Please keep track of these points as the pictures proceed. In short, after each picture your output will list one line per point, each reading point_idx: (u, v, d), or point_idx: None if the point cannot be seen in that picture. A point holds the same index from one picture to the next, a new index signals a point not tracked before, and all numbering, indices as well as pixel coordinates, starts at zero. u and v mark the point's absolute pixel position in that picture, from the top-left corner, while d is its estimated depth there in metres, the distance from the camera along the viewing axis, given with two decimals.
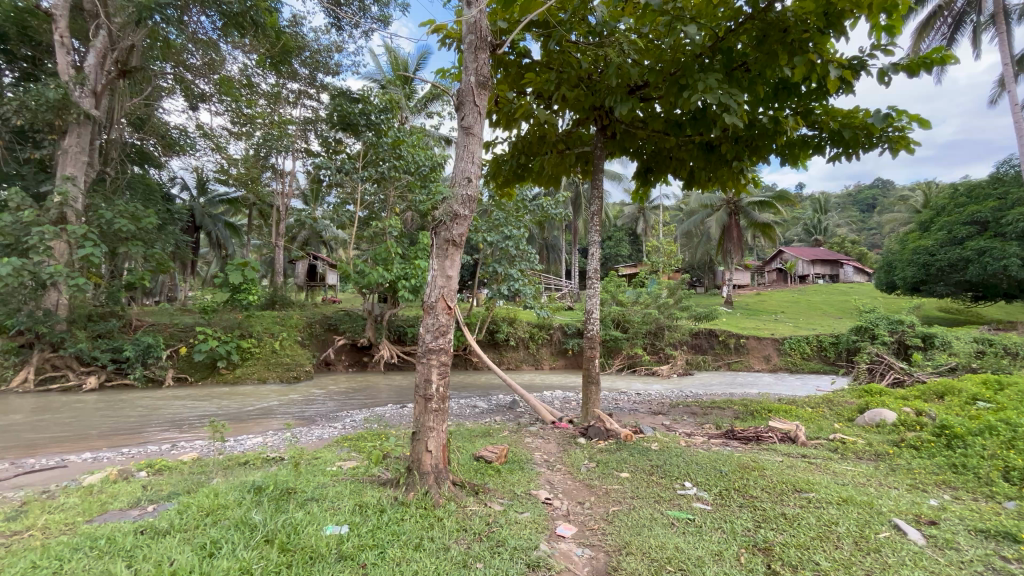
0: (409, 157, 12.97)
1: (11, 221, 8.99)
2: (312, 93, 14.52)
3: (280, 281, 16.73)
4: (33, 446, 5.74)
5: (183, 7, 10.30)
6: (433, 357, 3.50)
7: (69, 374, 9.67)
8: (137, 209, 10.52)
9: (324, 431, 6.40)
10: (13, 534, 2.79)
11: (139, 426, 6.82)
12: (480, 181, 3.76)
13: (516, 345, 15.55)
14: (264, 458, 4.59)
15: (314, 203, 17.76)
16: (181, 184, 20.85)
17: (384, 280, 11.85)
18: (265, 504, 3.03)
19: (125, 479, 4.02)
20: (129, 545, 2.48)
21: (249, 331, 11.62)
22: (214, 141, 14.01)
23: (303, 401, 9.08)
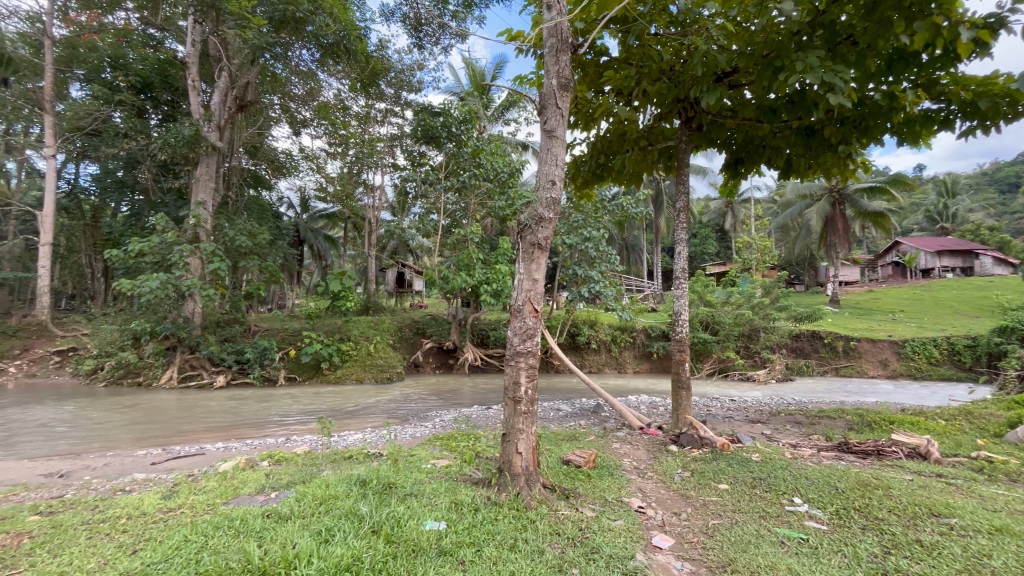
0: (488, 164, 13.33)
1: (159, 242, 10.56)
2: (398, 111, 15.48)
3: (373, 288, 17.92)
4: (180, 435, 6.66)
5: (288, 43, 11.29)
6: (521, 360, 3.55)
7: (204, 373, 11.10)
8: (253, 227, 11.86)
9: (416, 429, 6.72)
10: (168, 510, 3.26)
11: (259, 421, 7.64)
12: (563, 183, 3.76)
13: (598, 348, 15.25)
14: (365, 454, 4.93)
15: (401, 214, 18.89)
16: (288, 203, 23.18)
17: (467, 285, 12.26)
18: (370, 496, 3.26)
19: (251, 467, 4.53)
20: (258, 527, 2.79)
21: (348, 336, 12.59)
22: (314, 162, 15.39)
23: (395, 401, 9.64)
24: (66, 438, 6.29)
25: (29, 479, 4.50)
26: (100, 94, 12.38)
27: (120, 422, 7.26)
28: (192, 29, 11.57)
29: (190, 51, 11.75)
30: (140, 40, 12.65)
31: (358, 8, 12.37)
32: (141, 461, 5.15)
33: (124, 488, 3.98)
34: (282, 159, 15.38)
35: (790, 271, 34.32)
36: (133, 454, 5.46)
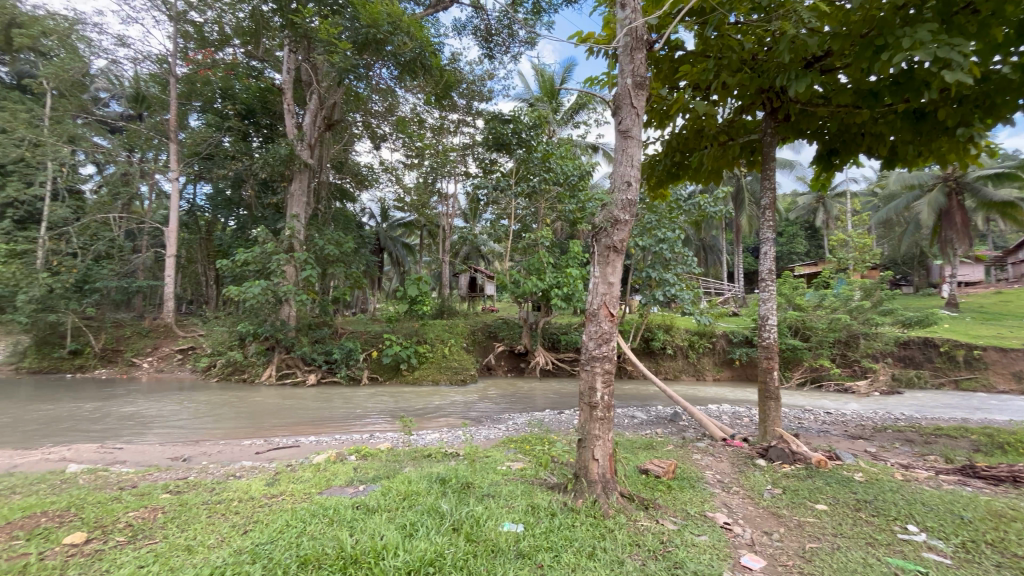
0: (558, 168, 13.26)
1: (261, 252, 11.67)
2: (470, 121, 16.01)
3: (447, 292, 18.52)
4: (278, 428, 7.29)
5: (369, 64, 12.11)
6: (596, 365, 3.50)
7: (298, 372, 12.11)
8: (339, 237, 12.74)
9: (490, 431, 6.83)
10: (272, 496, 3.59)
11: (346, 418, 8.16)
12: (639, 183, 3.67)
13: (675, 354, 14.63)
14: (443, 453, 5.10)
15: (473, 220, 19.42)
16: (370, 213, 24.66)
17: (538, 289, 12.29)
18: (450, 495, 3.36)
19: (341, 461, 4.85)
20: (349, 517, 2.98)
21: (424, 338, 13.12)
22: (393, 174, 16.27)
23: (469, 403, 9.89)
24: (188, 428, 7.13)
25: (160, 461, 5.15)
26: (213, 122, 14.01)
27: (230, 415, 8.08)
28: (287, 58, 12.76)
29: (285, 78, 12.93)
30: (245, 72, 14.05)
31: (431, 24, 12.92)
32: (248, 450, 5.70)
33: (234, 474, 4.42)
34: (364, 172, 16.42)
35: (896, 271, 30.81)
36: (241, 443, 6.05)
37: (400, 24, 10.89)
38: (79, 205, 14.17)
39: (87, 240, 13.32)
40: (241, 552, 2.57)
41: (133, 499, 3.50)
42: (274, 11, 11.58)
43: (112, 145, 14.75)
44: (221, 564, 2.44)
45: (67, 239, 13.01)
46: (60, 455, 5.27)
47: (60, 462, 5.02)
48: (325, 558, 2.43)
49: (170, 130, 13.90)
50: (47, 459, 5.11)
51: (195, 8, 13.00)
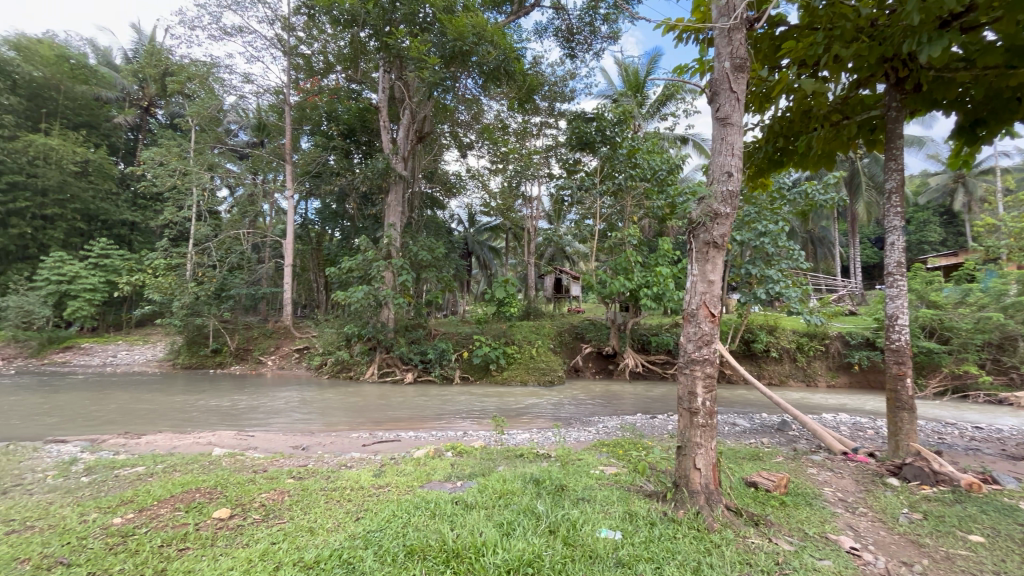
0: (645, 163, 12.77)
1: (363, 259, 12.65)
2: (553, 122, 16.10)
3: (532, 294, 18.70)
4: (381, 423, 7.85)
5: (455, 76, 12.67)
6: (696, 369, 3.31)
7: (397, 371, 12.93)
8: (431, 243, 13.41)
9: (580, 434, 6.78)
10: (380, 487, 3.86)
11: (441, 416, 8.54)
12: (741, 173, 3.42)
13: (780, 357, 13.42)
14: (535, 453, 5.14)
15: (558, 221, 19.41)
16: (458, 219, 25.67)
17: (626, 289, 11.96)
18: (545, 496, 3.37)
19: (439, 457, 5.10)
20: (450, 512, 3.12)
21: (513, 340, 13.35)
22: (479, 179, 16.81)
23: (558, 404, 9.89)
24: (306, 420, 7.91)
25: (284, 449, 5.77)
26: (320, 143, 15.56)
27: (340, 410, 8.85)
28: (382, 78, 13.71)
29: (381, 97, 13.92)
30: (346, 94, 15.31)
31: (514, 31, 13.17)
32: (357, 443, 6.19)
33: (345, 464, 4.82)
34: (453, 180, 17.15)
35: None
36: (350, 436, 6.59)
37: (484, 34, 11.14)
38: (217, 223, 16.38)
39: (223, 254, 15.34)
40: (355, 537, 2.80)
41: (264, 481, 3.96)
42: (370, 35, 12.44)
43: (241, 170, 16.87)
44: (338, 547, 2.67)
45: (208, 253, 15.07)
46: (207, 439, 6.12)
47: (207, 446, 5.81)
48: (430, 550, 2.57)
49: (286, 153, 15.59)
50: (197, 443, 5.96)
51: (304, 42, 14.50)
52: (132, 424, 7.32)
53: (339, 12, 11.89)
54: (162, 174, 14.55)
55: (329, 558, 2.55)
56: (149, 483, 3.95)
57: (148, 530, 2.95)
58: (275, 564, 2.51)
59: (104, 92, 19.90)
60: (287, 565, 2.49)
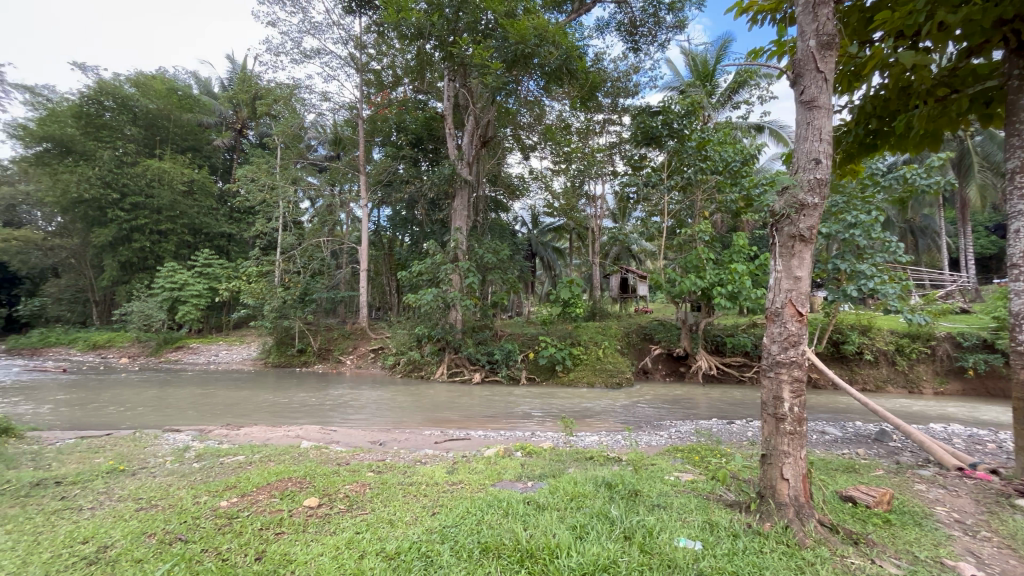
0: (716, 155, 12.20)
1: (431, 263, 13.12)
2: (616, 118, 15.83)
3: (598, 294, 18.39)
4: (452, 421, 8.07)
5: (518, 80, 12.80)
6: (782, 372, 3.09)
7: (465, 371, 13.27)
8: (496, 245, 13.62)
9: (652, 438, 6.56)
10: (453, 483, 3.97)
11: (508, 416, 8.64)
12: (831, 160, 3.16)
13: (876, 361, 12.20)
14: (606, 456, 5.04)
15: (623, 220, 18.98)
16: (522, 221, 25.87)
17: (697, 288, 11.43)
18: (619, 501, 3.30)
19: (509, 456, 5.16)
20: (522, 512, 3.14)
21: (578, 340, 13.23)
22: (542, 181, 16.86)
23: (627, 407, 9.64)
24: (382, 417, 8.33)
25: (364, 444, 6.12)
26: (391, 154, 16.36)
27: (413, 408, 9.22)
28: (447, 87, 14.12)
29: (446, 105, 14.34)
30: (414, 105, 15.98)
31: (575, 29, 13.06)
32: (430, 440, 6.42)
33: (420, 460, 5.02)
34: (516, 182, 17.32)
35: None
36: (423, 433, 6.85)
37: (546, 35, 11.11)
38: (300, 233, 17.69)
39: (306, 261, 16.51)
40: (432, 531, 2.91)
41: (347, 474, 4.21)
42: (436, 46, 12.84)
43: (320, 182, 18.08)
44: (416, 540, 2.78)
45: (293, 260, 16.30)
46: (295, 433, 6.61)
47: (295, 439, 6.29)
48: (504, 548, 2.62)
49: (360, 165, 16.53)
50: (288, 435, 6.46)
51: (375, 58, 15.30)
52: (233, 417, 8.08)
53: (406, 28, 12.39)
54: (254, 189, 15.96)
55: (408, 550, 2.67)
56: (249, 470, 4.34)
57: (250, 514, 3.24)
58: (360, 553, 2.66)
59: (205, 118, 22.19)
60: (371, 554, 2.64)
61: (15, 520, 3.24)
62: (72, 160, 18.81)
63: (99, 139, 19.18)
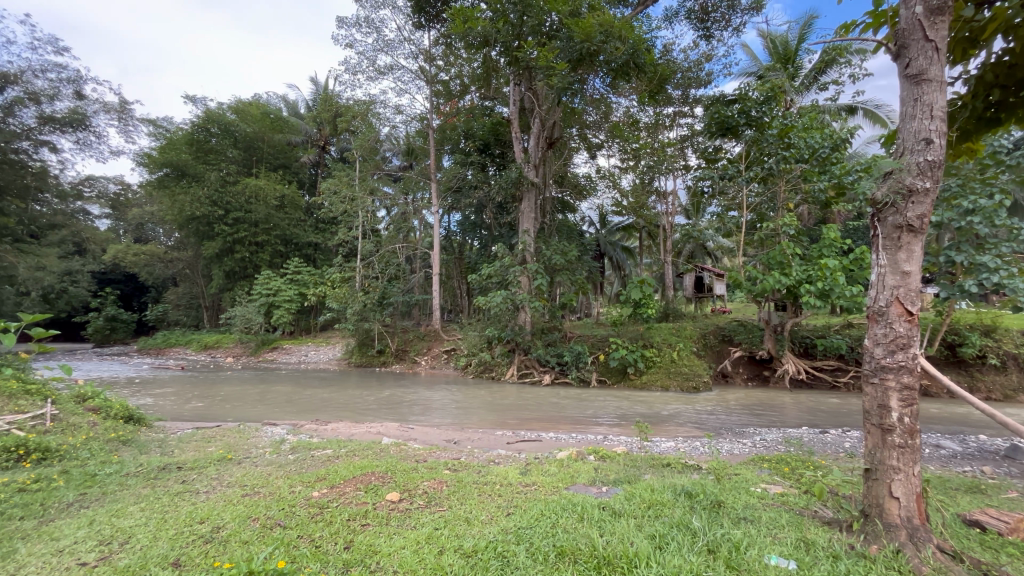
0: (801, 142, 11.39)
1: (500, 265, 13.34)
2: (687, 111, 15.23)
3: (671, 294, 17.67)
4: (523, 422, 8.16)
5: (583, 79, 12.66)
6: (888, 377, 2.79)
7: (535, 372, 13.35)
8: (564, 246, 13.54)
9: (734, 446, 6.19)
10: (527, 485, 3.98)
11: (579, 419, 8.54)
12: (946, 140, 2.82)
13: (1003, 366, 10.67)
14: (684, 464, 4.82)
15: (697, 216, 18.14)
16: (589, 221, 25.51)
17: (782, 286, 10.61)
18: (701, 512, 3.15)
19: (582, 459, 5.09)
20: (598, 517, 3.08)
21: (651, 342, 12.80)
22: (610, 179, 16.54)
23: (706, 412, 9.17)
24: (456, 416, 8.59)
25: (440, 442, 6.33)
26: (460, 160, 16.85)
27: (485, 408, 9.41)
28: (513, 91, 14.24)
29: (512, 110, 14.48)
30: (481, 112, 16.35)
31: (642, 22, 12.69)
32: (502, 440, 6.51)
33: (494, 460, 5.10)
34: (583, 182, 17.13)
35: None
36: (495, 433, 6.96)
37: (612, 30, 10.92)
38: (377, 240, 18.71)
39: (384, 266, 17.41)
40: (507, 532, 2.94)
41: (425, 471, 4.38)
42: (501, 52, 13.00)
43: (395, 192, 18.97)
44: (493, 539, 2.83)
45: (372, 266, 17.28)
46: (377, 429, 6.98)
47: (377, 435, 6.63)
48: (580, 554, 2.59)
49: (431, 173, 17.19)
50: (370, 432, 6.83)
51: (444, 69, 15.90)
52: (322, 413, 8.70)
53: (472, 37, 12.66)
54: (336, 201, 17.15)
55: (485, 549, 2.73)
56: (337, 463, 4.65)
57: (338, 504, 3.47)
58: (439, 548, 2.75)
59: (293, 137, 24.16)
60: (450, 550, 2.72)
61: (147, 499, 3.71)
62: (186, 182, 21.27)
63: (208, 162, 21.57)
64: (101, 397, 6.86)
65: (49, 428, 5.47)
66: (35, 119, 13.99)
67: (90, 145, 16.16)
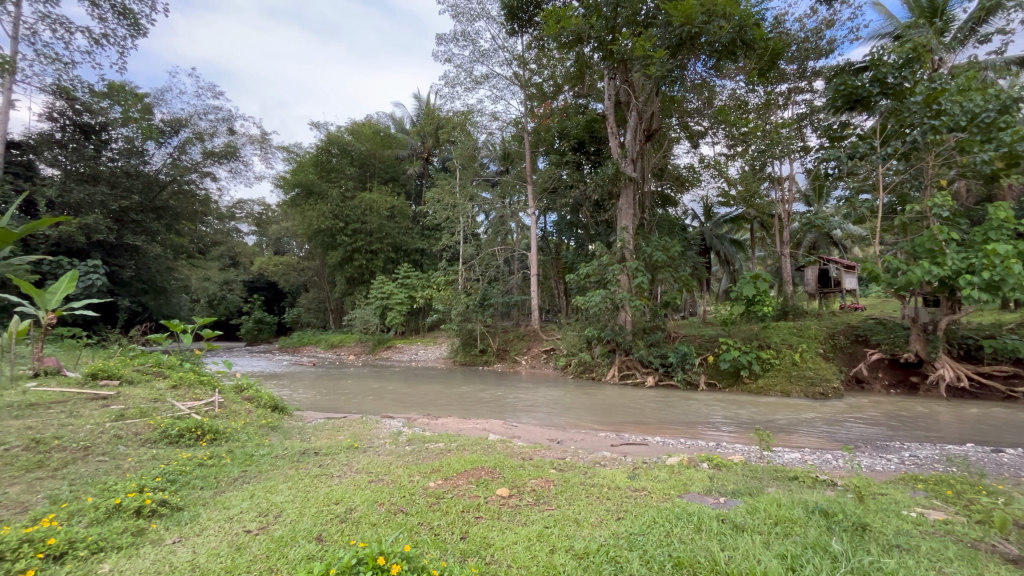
0: (956, 107, 9.69)
1: (598, 264, 13.11)
2: (805, 85, 13.79)
3: (791, 290, 15.95)
4: (627, 424, 7.95)
5: (684, 65, 11.97)
6: None
7: (637, 373, 12.95)
8: (666, 242, 12.91)
9: (877, 462, 5.43)
10: (637, 490, 3.85)
11: (688, 423, 8.09)
12: None
13: None
14: (816, 479, 4.32)
15: (820, 202, 16.29)
16: (692, 214, 24.09)
17: (934, 277, 9.07)
18: (842, 534, 2.80)
19: (694, 466, 4.81)
20: (717, 530, 2.89)
21: (768, 342, 11.69)
22: (715, 169, 15.46)
23: (838, 421, 8.13)
24: (559, 415, 8.63)
25: (544, 441, 6.39)
26: (555, 161, 16.91)
27: (586, 409, 9.31)
28: (609, 86, 13.90)
29: (608, 105, 14.16)
30: (575, 110, 16.24)
31: None
32: (607, 442, 6.40)
33: (599, 462, 5.02)
34: (685, 173, 16.23)
35: None
36: (598, 434, 6.85)
37: (715, 9, 10.20)
38: (478, 244, 19.46)
39: (484, 268, 18.11)
40: (618, 536, 2.88)
41: (532, 469, 4.46)
42: (594, 48, 12.74)
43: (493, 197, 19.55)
44: (604, 543, 2.79)
45: (473, 269, 18.05)
46: (483, 426, 7.25)
47: (483, 431, 6.89)
48: (700, 567, 2.46)
49: (528, 176, 17.47)
50: (477, 428, 7.12)
51: (538, 72, 16.14)
52: (433, 408, 9.28)
53: (565, 36, 12.54)
54: (440, 209, 18.15)
55: (597, 552, 2.69)
56: (449, 457, 4.92)
57: (453, 496, 3.67)
58: (551, 547, 2.78)
59: (400, 151, 26.04)
60: (561, 550, 2.74)
61: (293, 479, 4.24)
62: (313, 199, 23.94)
63: (330, 180, 24.10)
64: (254, 388, 7.99)
65: (217, 413, 6.51)
66: (201, 154, 16.67)
67: (240, 173, 18.86)
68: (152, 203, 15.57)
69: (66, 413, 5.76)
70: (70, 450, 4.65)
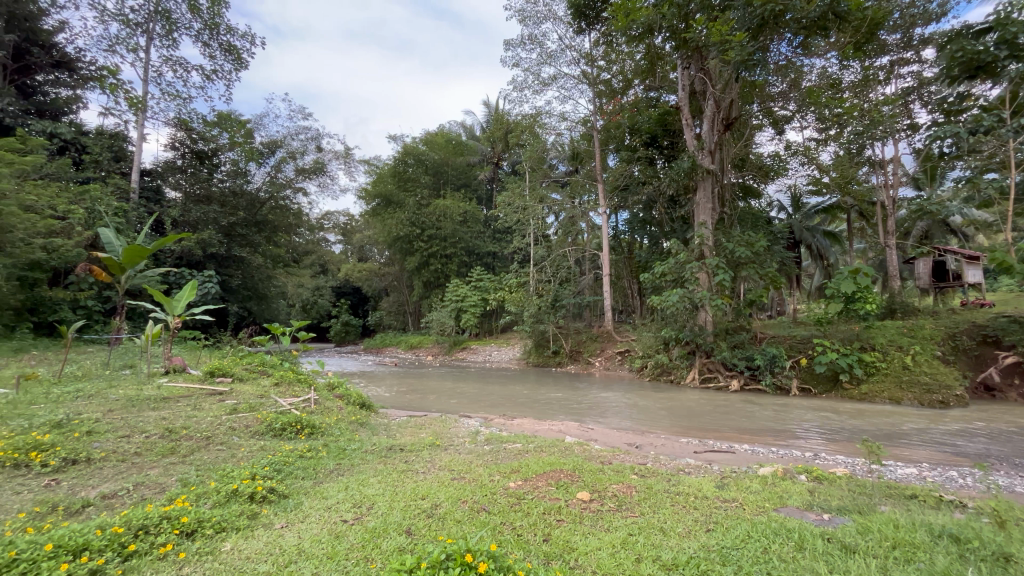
0: None
1: (675, 262, 12.58)
2: (911, 56, 12.32)
3: (899, 285, 14.25)
4: (711, 430, 7.52)
5: (766, 46, 11.16)
6: None
7: (720, 376, 12.24)
8: (750, 236, 12.08)
9: (1016, 483, 4.69)
10: (727, 501, 3.64)
11: (780, 431, 7.50)
12: None
13: None
14: (940, 499, 3.82)
15: (933, 185, 14.46)
16: (779, 206, 22.32)
17: None
18: (979, 564, 2.45)
19: (790, 478, 4.45)
20: (823, 549, 2.66)
21: (872, 344, 10.53)
22: (805, 155, 14.26)
23: (963, 434, 7.15)
24: (637, 419, 8.35)
25: (621, 445, 6.24)
26: (626, 157, 16.49)
27: (664, 413, 8.97)
28: (683, 76, 13.32)
29: (682, 96, 13.56)
30: (646, 104, 15.73)
31: None
32: (689, 448, 6.11)
33: (683, 469, 4.80)
34: (769, 162, 15.12)
35: None
36: (680, 440, 6.56)
37: None
38: (549, 245, 19.44)
39: (555, 269, 18.06)
40: (710, 549, 2.74)
41: (612, 473, 4.36)
42: (666, 37, 12.26)
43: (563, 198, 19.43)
44: (695, 555, 2.67)
45: (545, 270, 18.06)
46: (558, 428, 7.22)
47: (559, 433, 6.86)
48: None
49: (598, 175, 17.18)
50: (553, 429, 7.10)
51: (606, 68, 15.83)
52: (507, 409, 9.39)
53: (635, 29, 12.20)
54: (511, 212, 18.36)
55: (687, 564, 2.58)
56: (527, 458, 4.95)
57: (534, 497, 3.69)
58: (637, 555, 2.71)
59: (471, 157, 26.67)
60: (648, 559, 2.65)
61: (382, 473, 4.50)
62: (392, 208, 25.24)
63: (406, 189, 25.24)
64: (344, 386, 8.57)
65: (313, 409, 7.07)
66: (294, 171, 18.23)
67: (327, 187, 20.34)
68: (254, 218, 17.25)
69: (191, 406, 6.55)
70: (196, 439, 5.28)
